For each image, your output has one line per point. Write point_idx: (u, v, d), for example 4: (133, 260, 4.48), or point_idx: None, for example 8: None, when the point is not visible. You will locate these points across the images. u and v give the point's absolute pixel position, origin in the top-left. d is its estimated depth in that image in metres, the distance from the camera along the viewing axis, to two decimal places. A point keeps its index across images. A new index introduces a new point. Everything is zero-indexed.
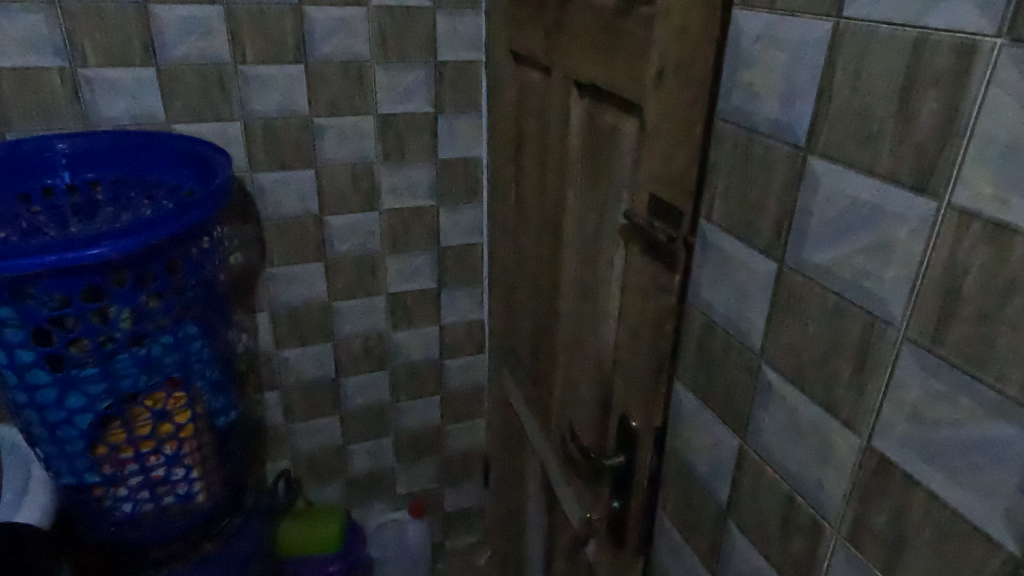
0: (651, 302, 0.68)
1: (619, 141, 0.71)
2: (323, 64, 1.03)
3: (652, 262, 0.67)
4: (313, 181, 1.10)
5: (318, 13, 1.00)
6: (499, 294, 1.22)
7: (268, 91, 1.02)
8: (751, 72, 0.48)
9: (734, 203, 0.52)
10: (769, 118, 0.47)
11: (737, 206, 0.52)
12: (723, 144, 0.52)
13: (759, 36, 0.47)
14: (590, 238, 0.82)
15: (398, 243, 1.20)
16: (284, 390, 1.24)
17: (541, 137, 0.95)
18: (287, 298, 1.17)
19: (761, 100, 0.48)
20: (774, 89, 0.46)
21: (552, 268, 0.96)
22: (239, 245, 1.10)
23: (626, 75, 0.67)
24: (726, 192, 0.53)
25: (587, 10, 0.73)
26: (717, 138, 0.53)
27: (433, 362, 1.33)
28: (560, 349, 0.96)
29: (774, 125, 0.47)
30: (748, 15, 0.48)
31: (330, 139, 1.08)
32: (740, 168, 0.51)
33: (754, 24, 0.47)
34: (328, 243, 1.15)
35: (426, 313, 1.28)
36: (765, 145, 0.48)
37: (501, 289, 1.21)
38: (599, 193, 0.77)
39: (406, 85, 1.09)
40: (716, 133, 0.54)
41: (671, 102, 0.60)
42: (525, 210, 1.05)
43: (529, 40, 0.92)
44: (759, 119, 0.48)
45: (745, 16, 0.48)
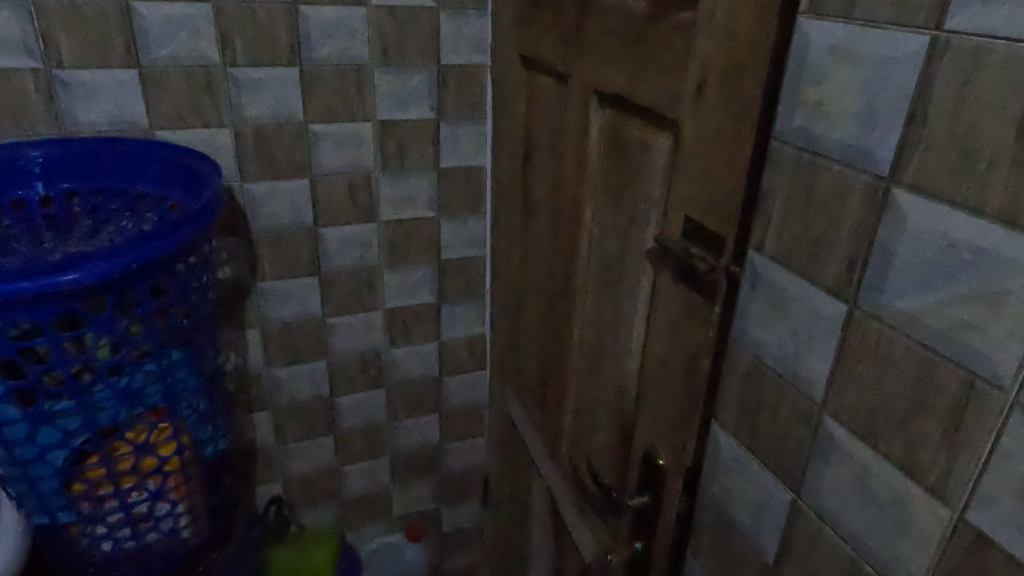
0: (685, 333, 0.62)
1: (648, 157, 0.65)
2: (319, 67, 0.97)
3: (686, 291, 0.61)
4: (307, 191, 1.03)
5: (315, 13, 0.93)
6: (504, 309, 1.16)
7: (260, 96, 0.95)
8: (818, 89, 0.43)
9: (793, 234, 0.46)
10: (842, 142, 0.42)
11: (797, 236, 0.46)
12: (780, 169, 0.47)
13: (832, 49, 0.41)
14: (610, 259, 0.76)
15: (396, 255, 1.14)
16: (275, 410, 1.17)
17: (554, 147, 0.89)
18: (279, 314, 1.10)
19: (832, 122, 0.42)
20: (848, 109, 0.41)
21: (564, 287, 0.90)
22: (227, 258, 1.03)
23: (659, 85, 0.61)
24: (783, 221, 0.47)
25: (613, 13, 0.67)
26: (772, 161, 0.48)
27: (432, 379, 1.27)
28: (574, 373, 0.90)
29: (847, 150, 0.41)
30: (817, 25, 0.42)
31: (326, 146, 1.02)
32: (802, 196, 0.45)
33: (826, 35, 0.42)
34: (322, 257, 1.09)
35: (425, 329, 1.22)
36: (835, 172, 0.42)
37: (505, 305, 1.16)
38: (622, 211, 0.72)
39: (407, 89, 1.03)
40: (770, 155, 0.48)
41: (715, 116, 0.54)
42: (535, 224, 0.99)
43: (542, 45, 0.86)
44: (827, 142, 0.43)
45: (814, 27, 0.42)
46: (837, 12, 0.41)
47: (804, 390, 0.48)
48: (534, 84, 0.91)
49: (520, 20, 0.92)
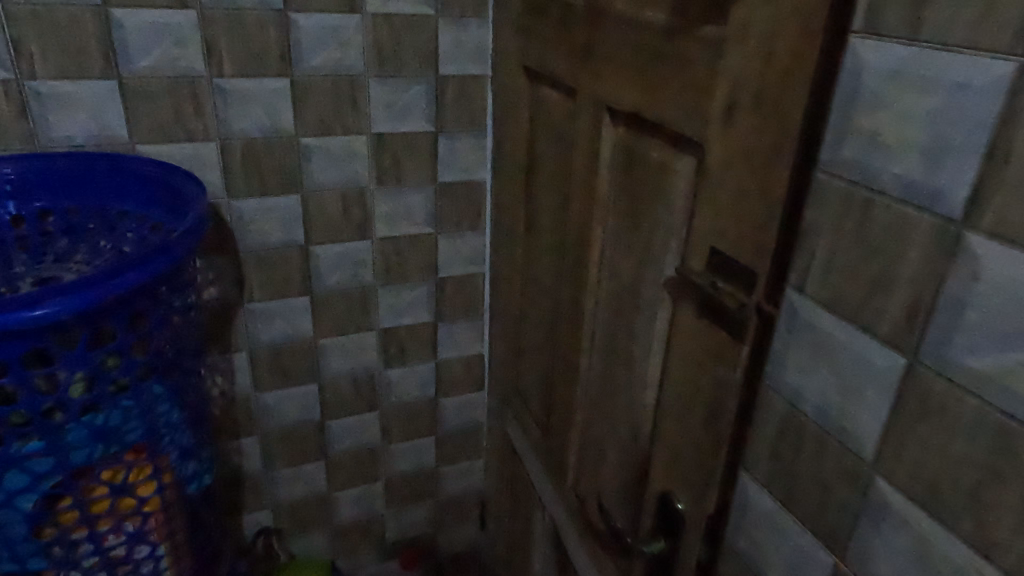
0: (709, 373, 0.58)
1: (667, 181, 0.61)
2: (312, 78, 0.91)
3: (710, 328, 0.57)
4: (298, 208, 0.98)
5: (307, 21, 0.88)
6: (504, 330, 1.11)
7: (248, 108, 0.90)
8: (875, 118, 0.38)
9: (841, 276, 0.42)
10: (905, 178, 0.37)
11: (846, 279, 0.42)
12: (826, 203, 0.42)
13: (896, 74, 0.37)
14: (623, 286, 0.71)
15: (392, 274, 1.09)
16: (264, 436, 1.12)
17: (560, 164, 0.84)
18: (268, 336, 1.05)
19: (894, 155, 0.38)
20: (913, 142, 0.36)
21: (571, 312, 0.86)
22: (213, 278, 0.97)
23: (681, 104, 0.57)
24: (829, 261, 0.43)
25: (629, 26, 0.63)
26: (817, 195, 0.43)
27: (428, 401, 1.22)
28: (581, 403, 0.85)
29: (911, 187, 0.37)
30: (877, 46, 0.38)
31: (318, 161, 0.97)
32: (853, 235, 0.41)
33: (889, 57, 0.37)
34: (313, 276, 1.04)
35: (421, 349, 1.17)
36: (894, 210, 0.38)
37: (505, 325, 1.11)
38: (636, 237, 0.67)
39: (403, 101, 0.98)
40: (813, 188, 0.43)
41: (746, 142, 0.50)
42: (538, 243, 0.94)
43: (548, 57, 0.81)
44: (886, 176, 0.38)
45: (874, 47, 0.38)
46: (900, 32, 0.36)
47: (851, 448, 0.43)
48: (539, 97, 0.87)
49: (524, 30, 0.87)
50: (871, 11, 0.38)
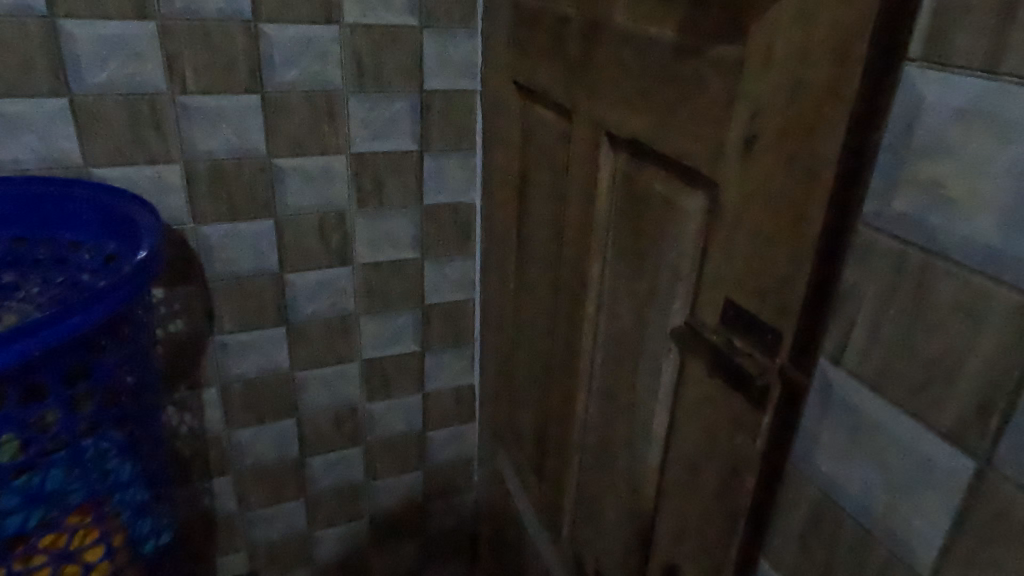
0: (722, 439, 0.50)
1: (674, 219, 0.54)
2: (285, 95, 0.84)
3: (725, 389, 0.49)
4: (272, 233, 0.91)
5: (278, 33, 0.81)
6: (495, 360, 1.04)
7: (215, 127, 0.83)
8: (936, 165, 0.31)
9: (892, 352, 0.35)
10: (978, 242, 0.30)
11: (897, 355, 0.34)
12: (872, 263, 0.35)
13: (967, 115, 0.30)
14: (624, 329, 0.64)
15: (375, 301, 1.02)
16: (237, 475, 1.04)
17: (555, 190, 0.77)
18: (241, 370, 0.97)
19: (964, 213, 0.30)
20: (987, 198, 0.29)
21: (566, 350, 0.78)
22: (179, 310, 0.90)
23: (691, 134, 0.50)
24: (874, 331, 0.35)
25: (631, 42, 0.56)
26: (860, 252, 0.36)
27: (415, 434, 1.14)
28: (577, 450, 0.78)
29: (984, 253, 0.30)
30: (943, 78, 0.31)
31: (293, 183, 0.89)
32: (907, 304, 0.34)
33: (958, 94, 0.30)
34: (289, 306, 0.96)
35: (407, 380, 1.09)
36: (963, 280, 0.31)
37: (497, 356, 1.03)
38: (639, 277, 0.60)
39: (386, 119, 0.90)
40: (854, 243, 0.36)
41: (770, 182, 0.43)
42: (531, 273, 0.87)
43: (542, 73, 0.74)
44: (951, 236, 0.31)
45: (938, 80, 0.31)
46: (973, 61, 0.29)
47: (900, 555, 0.36)
48: (531, 115, 0.80)
49: (515, 42, 0.80)
50: (935, 35, 0.31)
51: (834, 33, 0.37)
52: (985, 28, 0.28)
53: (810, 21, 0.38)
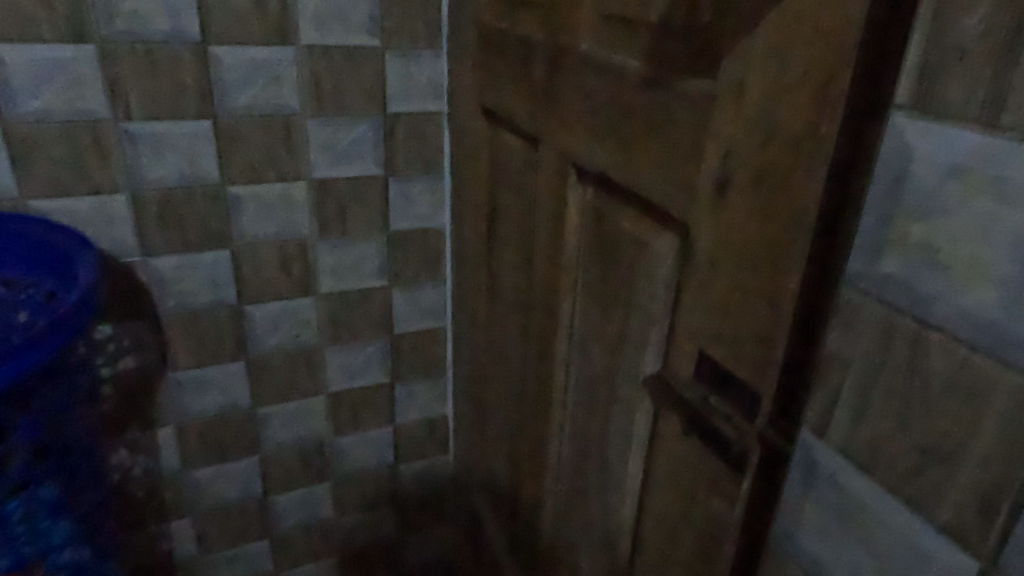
0: (700, 502, 0.46)
1: (645, 261, 0.50)
2: (238, 120, 0.80)
3: (701, 449, 0.45)
4: (228, 264, 0.86)
5: (230, 55, 0.76)
6: (468, 392, 1.00)
7: (163, 155, 0.78)
8: (929, 224, 0.28)
9: (882, 428, 0.31)
10: (976, 316, 0.26)
11: (887, 434, 0.31)
12: (858, 329, 0.31)
13: (963, 172, 0.26)
14: (596, 372, 0.60)
15: (340, 333, 0.97)
16: (197, 517, 0.98)
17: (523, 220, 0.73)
18: (198, 407, 0.92)
19: (959, 282, 0.27)
20: (985, 267, 0.26)
21: (538, 388, 0.74)
22: (129, 347, 0.85)
23: (661, 172, 0.46)
24: (863, 404, 0.32)
25: (597, 71, 0.52)
26: (844, 315, 0.32)
27: (387, 468, 1.09)
28: (551, 494, 0.74)
29: (983, 327, 0.26)
30: (935, 129, 0.27)
31: (250, 212, 0.85)
32: (898, 376, 0.30)
33: (952, 148, 0.26)
34: (248, 340, 0.91)
35: (377, 413, 1.05)
36: (959, 357, 0.27)
37: (469, 387, 0.99)
38: (610, 319, 0.56)
39: (347, 143, 0.86)
40: (837, 306, 0.33)
41: (745, 230, 0.39)
42: (501, 304, 0.83)
43: (508, 98, 0.70)
44: (945, 306, 0.28)
45: (929, 131, 0.27)
46: (970, 110, 0.26)
47: None
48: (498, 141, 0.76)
49: (481, 65, 0.76)
50: (925, 80, 0.27)
51: (812, 73, 0.33)
52: (983, 75, 0.25)
53: (785, 58, 0.35)
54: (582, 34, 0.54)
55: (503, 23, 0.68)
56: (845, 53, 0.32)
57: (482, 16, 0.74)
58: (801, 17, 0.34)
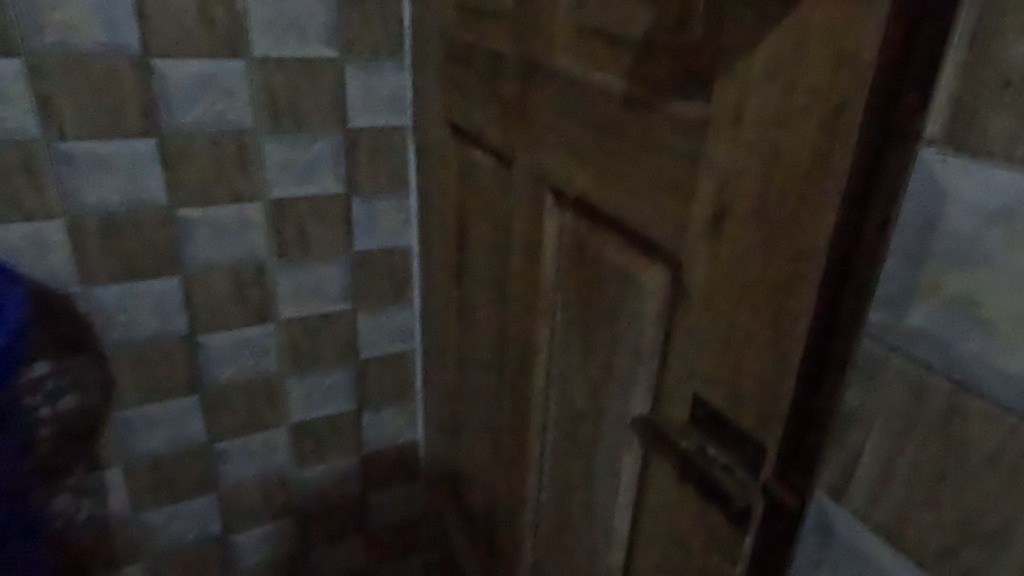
0: (695, 557, 0.43)
1: (631, 294, 0.46)
2: (186, 138, 0.74)
3: (697, 500, 0.42)
4: (178, 293, 0.80)
5: (175, 69, 0.71)
6: (439, 418, 0.95)
7: (103, 178, 0.72)
8: (966, 275, 0.26)
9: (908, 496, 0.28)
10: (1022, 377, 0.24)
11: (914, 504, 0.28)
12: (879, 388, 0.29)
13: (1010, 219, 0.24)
14: (577, 407, 0.56)
15: (302, 360, 0.91)
16: (149, 561, 0.92)
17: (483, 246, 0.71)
18: (148, 445, 0.86)
19: (1003, 339, 0.25)
20: None
21: (514, 419, 0.70)
22: (70, 384, 0.78)
23: (648, 200, 0.43)
24: (886, 467, 0.29)
25: (574, 89, 0.48)
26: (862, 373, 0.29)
27: (355, 499, 1.04)
28: (530, 532, 0.70)
29: None
30: (976, 175, 0.25)
31: (201, 236, 0.79)
32: (928, 437, 0.27)
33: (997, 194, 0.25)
34: (202, 371, 0.85)
35: (343, 442, 0.99)
36: (1001, 422, 0.25)
37: (441, 413, 0.94)
38: (593, 353, 0.53)
39: (305, 161, 0.81)
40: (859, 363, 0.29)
41: (744, 267, 0.36)
42: (473, 329, 0.79)
43: (477, 114, 0.66)
44: (985, 366, 0.25)
45: (970, 176, 0.26)
46: (1016, 150, 0.24)
47: None
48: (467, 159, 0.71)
49: (447, 78, 0.72)
50: (962, 118, 0.26)
51: (822, 99, 0.30)
52: None
53: (790, 82, 0.31)
54: (557, 50, 0.50)
55: (471, 36, 0.64)
56: (861, 79, 0.28)
57: (448, 27, 0.70)
58: (808, 37, 0.30)
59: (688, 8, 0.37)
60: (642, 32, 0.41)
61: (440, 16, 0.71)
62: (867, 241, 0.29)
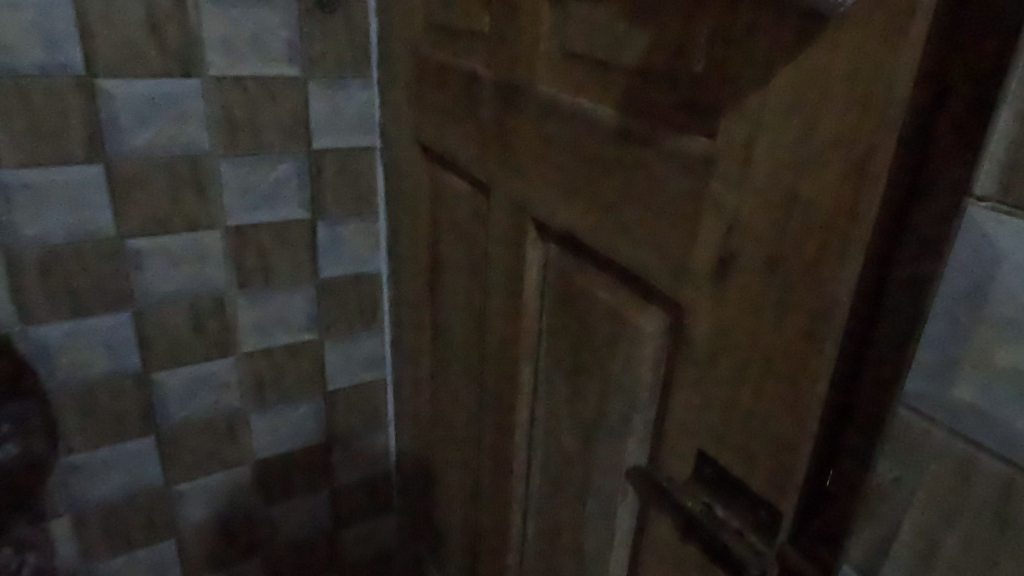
0: None
1: (624, 338, 0.43)
2: (136, 164, 0.69)
3: (703, 563, 0.39)
4: (130, 328, 0.75)
5: (123, 90, 0.66)
6: (413, 450, 0.91)
7: (43, 208, 0.66)
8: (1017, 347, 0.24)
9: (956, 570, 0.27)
10: None
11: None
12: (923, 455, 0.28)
13: None
14: (565, 451, 0.53)
15: (267, 394, 0.86)
16: None
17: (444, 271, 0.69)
18: (99, 491, 0.80)
19: None
20: None
21: (495, 458, 0.67)
22: (10, 430, 0.72)
23: (644, 240, 0.40)
24: (933, 537, 0.28)
25: (559, 118, 0.45)
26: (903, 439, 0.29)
27: (325, 536, 0.99)
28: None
29: None
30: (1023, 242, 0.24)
31: (154, 267, 0.73)
32: (984, 512, 0.26)
33: None
34: (156, 410, 0.80)
35: (311, 477, 0.94)
36: None
37: (415, 445, 0.90)
38: (582, 396, 0.49)
39: (267, 186, 0.76)
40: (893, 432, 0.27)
41: (754, 317, 0.33)
42: (449, 361, 0.75)
43: (451, 138, 0.63)
44: None
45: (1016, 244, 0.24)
46: None
47: None
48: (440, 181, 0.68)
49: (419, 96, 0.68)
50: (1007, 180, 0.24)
51: (844, 142, 0.27)
52: None
53: (806, 123, 0.29)
54: (541, 73, 0.47)
55: (444, 52, 0.60)
56: (890, 125, 0.26)
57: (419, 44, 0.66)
58: (829, 75, 0.27)
59: (688, 36, 0.34)
60: (635, 59, 0.38)
61: (409, 33, 0.67)
62: (890, 302, 0.28)
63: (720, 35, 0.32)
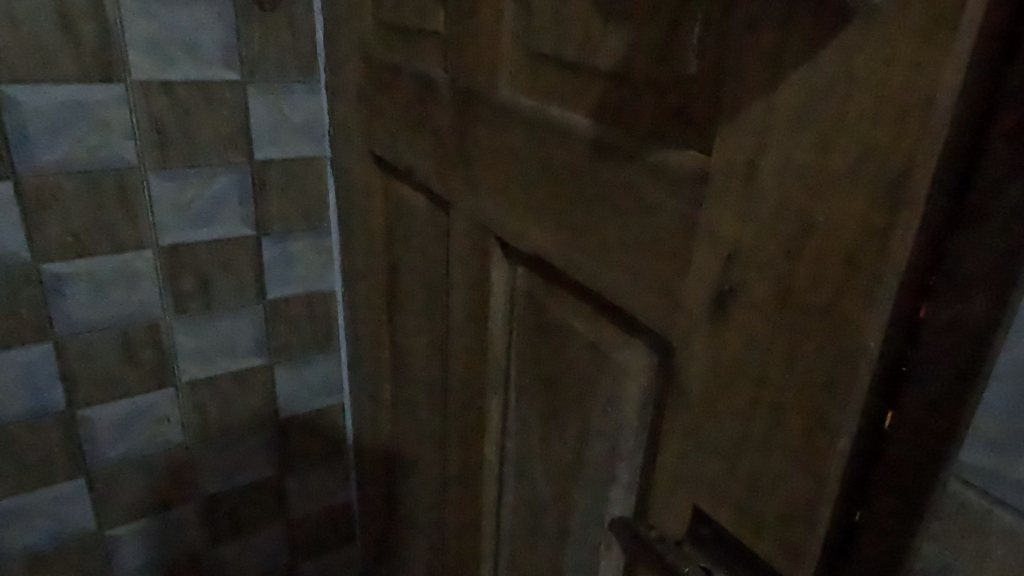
0: None
1: (608, 375, 0.39)
2: (51, 179, 0.61)
3: None
4: (51, 361, 0.67)
5: (32, 97, 0.58)
6: (374, 480, 0.85)
7: None
8: None
9: None
10: None
11: None
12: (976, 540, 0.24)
13: None
14: (540, 493, 0.48)
15: (212, 427, 0.79)
16: None
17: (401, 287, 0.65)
18: (21, 542, 0.72)
19: None
20: None
21: (462, 494, 0.61)
22: None
23: (627, 267, 0.35)
24: None
25: (526, 127, 0.40)
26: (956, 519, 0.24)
27: (282, 573, 0.92)
28: None
29: None
30: None
31: (76, 294, 0.66)
32: None
33: None
34: (86, 449, 0.72)
35: (264, 511, 0.87)
36: None
37: (376, 475, 0.84)
38: (558, 434, 0.44)
39: (205, 200, 0.69)
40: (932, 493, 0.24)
41: (761, 362, 0.28)
42: (410, 387, 0.69)
43: (407, 149, 0.57)
44: None
45: None
46: None
47: None
48: (396, 197, 0.63)
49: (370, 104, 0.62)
50: None
51: (871, 158, 0.23)
52: None
53: (822, 138, 0.24)
54: (505, 81, 0.42)
55: (396, 57, 0.55)
56: (930, 141, 0.21)
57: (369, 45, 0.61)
58: (850, 81, 0.23)
59: (678, 33, 0.30)
60: (611, 62, 0.33)
61: (359, 33, 0.61)
62: (931, 345, 0.23)
63: (717, 34, 0.28)
